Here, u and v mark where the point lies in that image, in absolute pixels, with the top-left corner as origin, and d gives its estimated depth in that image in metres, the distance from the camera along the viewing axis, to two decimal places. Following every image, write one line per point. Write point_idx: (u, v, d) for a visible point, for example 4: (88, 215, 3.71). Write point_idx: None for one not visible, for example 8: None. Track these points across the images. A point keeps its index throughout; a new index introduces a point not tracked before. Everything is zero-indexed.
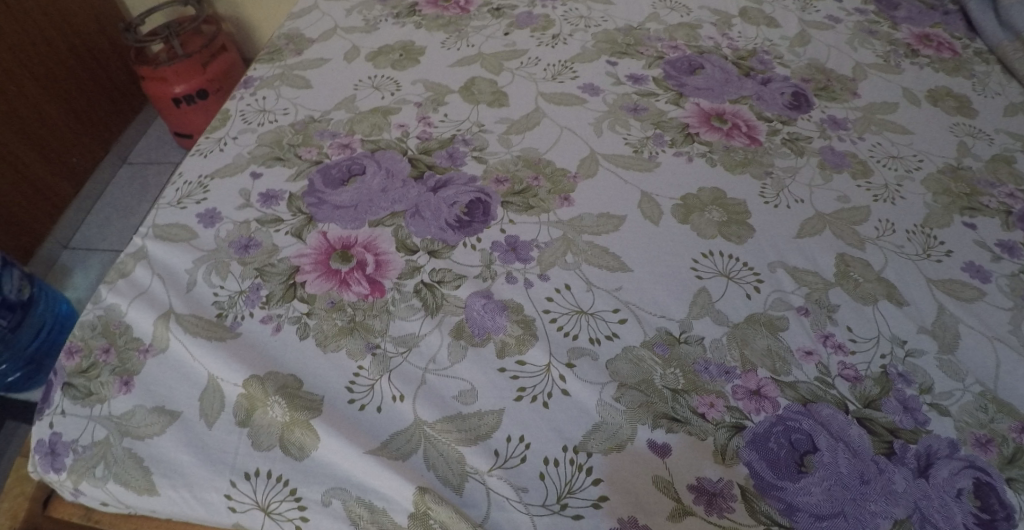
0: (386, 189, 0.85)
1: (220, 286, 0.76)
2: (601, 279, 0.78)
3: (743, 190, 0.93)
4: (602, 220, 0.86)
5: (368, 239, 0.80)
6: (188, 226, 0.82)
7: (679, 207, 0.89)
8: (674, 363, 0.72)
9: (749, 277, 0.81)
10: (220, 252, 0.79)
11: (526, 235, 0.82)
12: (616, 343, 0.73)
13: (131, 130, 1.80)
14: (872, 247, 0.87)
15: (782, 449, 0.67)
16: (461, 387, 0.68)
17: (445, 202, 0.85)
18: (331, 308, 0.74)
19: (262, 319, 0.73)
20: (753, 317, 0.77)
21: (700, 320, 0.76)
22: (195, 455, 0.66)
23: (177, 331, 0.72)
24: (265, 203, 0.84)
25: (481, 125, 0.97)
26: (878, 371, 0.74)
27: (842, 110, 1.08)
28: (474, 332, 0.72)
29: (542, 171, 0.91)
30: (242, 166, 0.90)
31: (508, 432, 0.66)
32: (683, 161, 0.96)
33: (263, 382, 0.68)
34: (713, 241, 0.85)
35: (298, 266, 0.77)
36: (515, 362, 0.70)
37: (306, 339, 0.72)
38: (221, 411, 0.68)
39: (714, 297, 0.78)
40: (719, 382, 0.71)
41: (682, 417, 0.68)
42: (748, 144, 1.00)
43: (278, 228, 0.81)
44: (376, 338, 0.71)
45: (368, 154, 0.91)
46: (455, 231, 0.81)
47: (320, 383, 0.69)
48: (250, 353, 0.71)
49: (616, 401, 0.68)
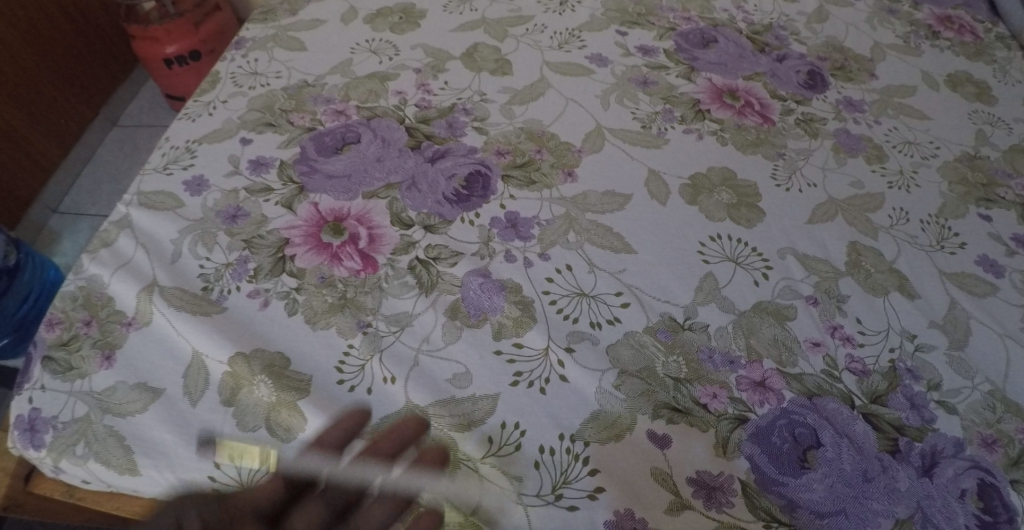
0: (381, 159, 0.81)
1: (206, 258, 0.73)
2: (603, 261, 0.75)
3: (754, 172, 0.89)
4: (606, 199, 0.82)
5: (361, 212, 0.76)
6: (175, 194, 0.78)
7: (686, 187, 0.85)
8: (677, 350, 0.69)
9: (757, 263, 0.78)
10: (207, 222, 0.76)
11: (527, 212, 0.79)
12: (617, 328, 0.70)
13: (123, 90, 1.74)
14: (884, 237, 0.84)
15: (786, 444, 0.65)
16: (455, 370, 0.66)
17: (443, 174, 0.81)
18: (321, 283, 0.71)
19: (249, 293, 0.70)
20: (760, 305, 0.74)
21: (705, 307, 0.73)
22: (179, 435, 0.63)
23: (161, 305, 0.69)
24: (254, 170, 0.81)
25: (482, 94, 0.92)
26: (887, 366, 0.72)
27: (859, 91, 1.04)
28: (470, 313, 0.69)
29: (545, 145, 0.87)
30: (231, 131, 0.85)
31: (503, 418, 0.63)
32: (692, 139, 0.92)
33: (249, 361, 0.66)
34: (721, 224, 0.81)
35: (287, 238, 0.74)
36: (511, 345, 0.68)
37: (295, 315, 0.69)
38: (205, 389, 0.65)
39: (720, 283, 0.75)
40: (722, 372, 0.69)
41: (684, 407, 0.66)
42: (760, 124, 0.96)
43: (267, 198, 0.78)
44: (368, 317, 0.68)
45: (364, 121, 0.86)
46: (452, 206, 0.78)
47: (309, 362, 0.66)
48: (236, 329, 0.68)
49: (616, 389, 0.66)
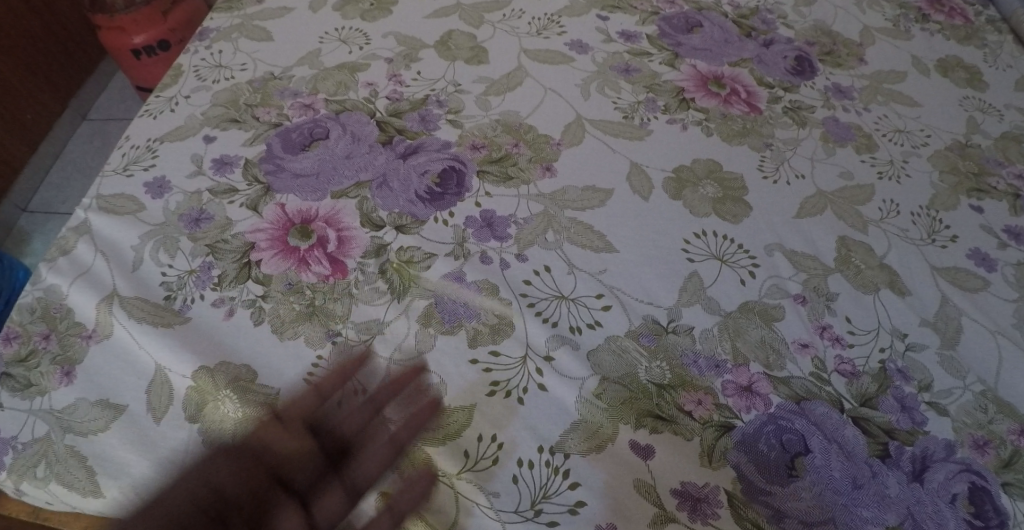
0: (350, 156, 0.78)
1: (169, 265, 0.69)
2: (584, 261, 0.72)
3: (741, 164, 0.86)
4: (587, 194, 0.79)
5: (330, 213, 0.72)
6: (136, 197, 0.74)
7: (671, 180, 0.82)
8: (660, 355, 0.67)
9: (744, 260, 0.75)
10: (169, 226, 0.72)
11: (503, 210, 0.76)
12: (598, 332, 0.67)
13: (91, 82, 1.68)
14: (874, 231, 0.82)
15: (773, 451, 0.64)
16: (429, 380, 0.63)
17: (415, 171, 0.77)
18: (288, 290, 0.67)
19: (213, 302, 0.66)
20: (747, 306, 0.72)
21: (689, 308, 0.70)
22: (143, 454, 0.60)
23: (121, 316, 0.65)
24: (218, 170, 0.77)
25: (457, 85, 0.88)
26: (876, 367, 0.71)
27: (848, 77, 1.01)
28: (445, 320, 0.66)
29: (523, 138, 0.84)
30: (194, 128, 0.81)
31: (480, 431, 0.61)
32: (677, 130, 0.89)
33: (214, 375, 0.62)
34: (706, 219, 0.79)
35: (252, 243, 0.70)
36: (488, 352, 0.65)
37: (261, 325, 0.65)
38: (169, 405, 0.62)
39: (705, 282, 0.73)
40: (708, 377, 0.67)
41: (668, 416, 0.64)
42: (747, 113, 0.93)
43: (231, 199, 0.74)
44: (337, 326, 0.65)
45: (332, 116, 0.82)
46: (426, 204, 0.74)
47: (276, 374, 0.63)
48: (200, 341, 0.64)
49: (597, 398, 0.63)
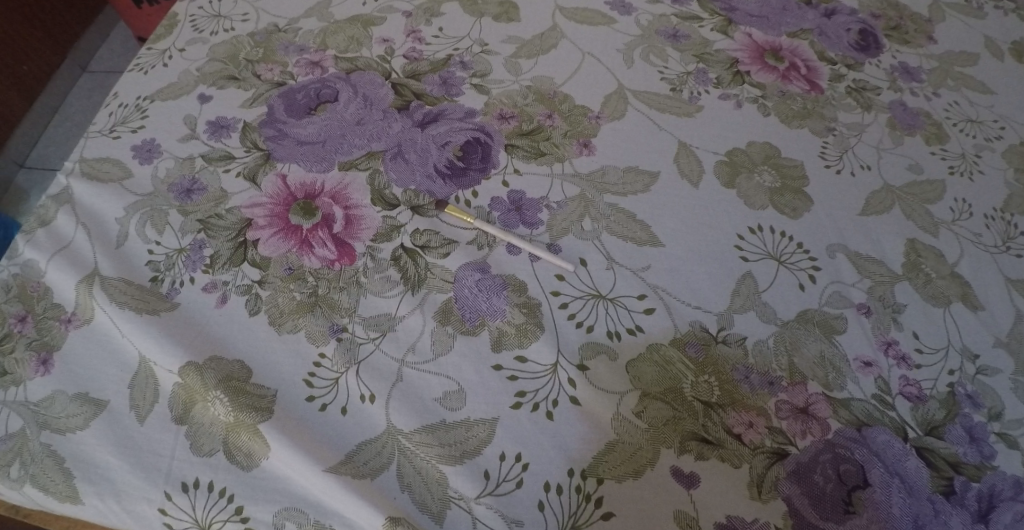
0: (361, 122, 0.68)
1: (156, 242, 0.61)
2: (623, 255, 0.63)
3: (800, 151, 0.77)
4: (628, 178, 0.70)
5: (337, 189, 0.64)
6: (122, 162, 0.66)
7: (723, 165, 0.73)
8: (708, 369, 0.59)
9: (803, 261, 0.67)
10: (158, 197, 0.63)
11: (534, 191, 0.67)
12: (639, 339, 0.59)
13: (93, 30, 1.56)
14: (945, 234, 0.73)
15: (829, 484, 0.57)
16: (446, 387, 0.55)
17: (435, 142, 0.68)
18: (288, 276, 0.59)
19: (204, 286, 0.59)
20: (806, 315, 0.63)
21: (742, 315, 0.62)
22: (125, 458, 0.53)
23: (103, 300, 0.58)
24: (213, 133, 0.68)
25: (484, 45, 0.78)
26: (944, 391, 0.63)
27: (916, 55, 0.90)
28: (465, 318, 0.58)
29: (557, 109, 0.74)
30: (189, 85, 0.72)
31: (502, 449, 0.53)
32: (729, 107, 0.79)
33: (203, 372, 0.55)
34: (762, 212, 0.70)
35: (248, 219, 0.62)
36: (513, 358, 0.57)
37: (257, 315, 0.57)
38: (154, 403, 0.54)
39: (761, 285, 0.64)
40: (761, 396, 0.59)
41: (715, 439, 0.56)
42: (807, 90, 0.83)
43: (228, 168, 0.65)
44: (343, 319, 0.57)
45: (343, 75, 0.73)
46: (446, 182, 0.65)
47: (273, 373, 0.55)
48: (188, 332, 0.57)
49: (636, 417, 0.56)
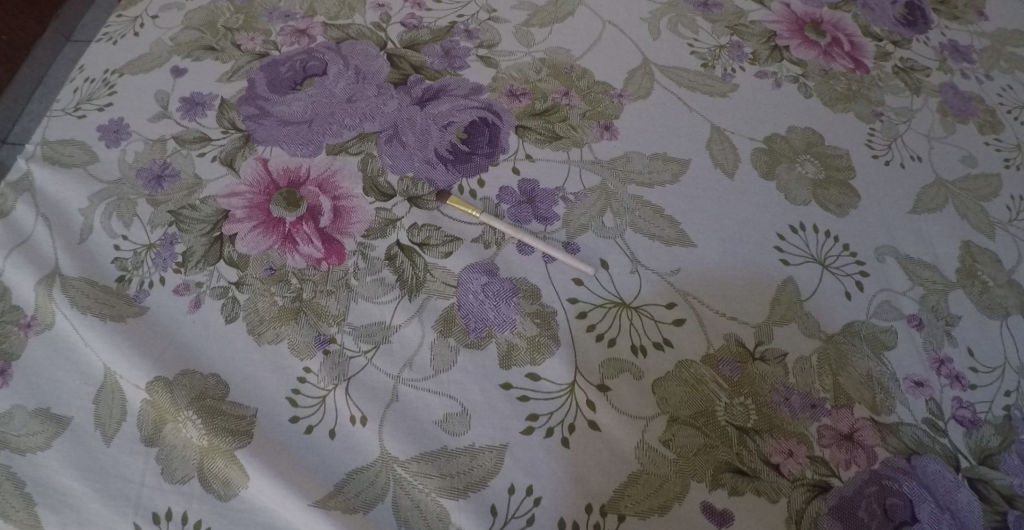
0: (353, 99, 0.61)
1: (123, 236, 0.55)
2: (649, 256, 0.56)
3: (845, 138, 0.69)
4: (656, 166, 0.62)
5: (324, 176, 0.56)
6: (88, 145, 0.59)
7: (761, 153, 0.65)
8: (745, 389, 0.52)
9: (849, 265, 0.59)
10: (126, 184, 0.57)
11: (549, 181, 0.59)
12: (667, 355, 0.52)
13: None
14: (1003, 235, 0.65)
15: (874, 520, 0.51)
16: (447, 409, 0.48)
17: (436, 122, 0.60)
18: (269, 277, 0.52)
19: (175, 288, 0.52)
20: (851, 328, 0.56)
21: (782, 328, 0.55)
22: (90, 483, 0.48)
23: (62, 303, 0.52)
24: (187, 112, 0.61)
25: (492, 10, 0.69)
26: (1000, 416, 0.56)
27: (965, 33, 0.80)
28: (470, 329, 0.51)
29: (575, 85, 0.66)
30: (161, 55, 0.64)
31: (511, 480, 0.47)
32: (767, 87, 0.70)
33: (173, 389, 0.50)
34: (805, 208, 0.62)
35: (225, 210, 0.55)
36: (525, 375, 0.50)
37: (234, 322, 0.51)
38: (121, 422, 0.49)
39: (803, 293, 0.57)
40: (802, 421, 0.52)
41: (751, 470, 0.50)
42: (852, 69, 0.74)
43: (202, 151, 0.59)
44: (330, 328, 0.50)
45: (333, 45, 0.65)
46: (448, 168, 0.58)
47: (252, 389, 0.49)
48: (157, 342, 0.51)
49: (664, 445, 0.49)
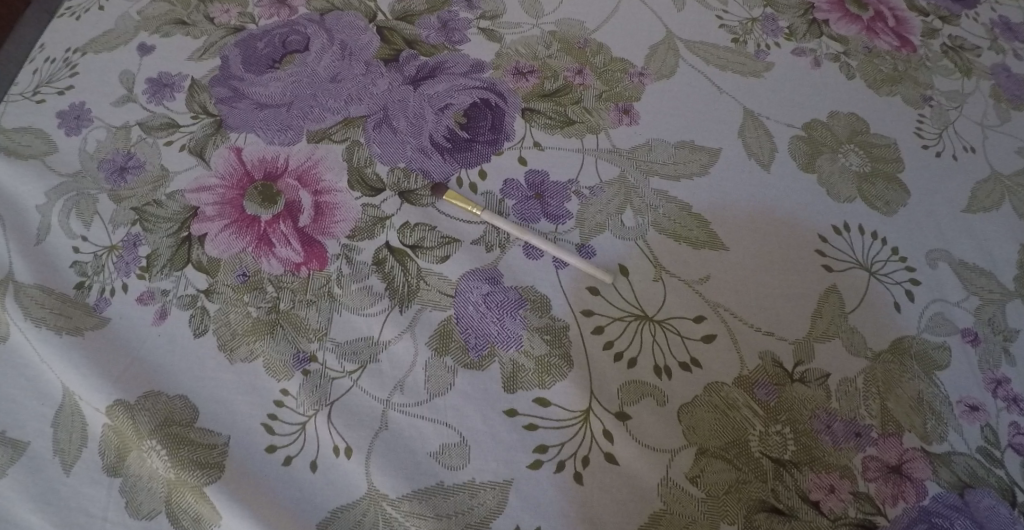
0: (338, 79, 0.54)
1: (82, 236, 0.49)
2: (674, 261, 0.49)
3: (892, 125, 0.60)
4: (683, 155, 0.54)
5: (303, 167, 0.50)
6: (46, 133, 0.53)
7: (801, 141, 0.56)
8: (782, 416, 0.46)
9: (898, 272, 0.52)
10: (87, 177, 0.51)
11: (560, 173, 0.52)
12: (695, 377, 0.46)
13: None
14: None
15: None
16: (444, 439, 0.43)
17: (432, 104, 0.53)
18: (242, 284, 0.47)
19: (139, 297, 0.47)
20: (900, 345, 0.50)
21: (823, 345, 0.48)
22: (46, 516, 0.43)
23: (15, 314, 0.47)
24: (154, 94, 0.54)
25: None
26: None
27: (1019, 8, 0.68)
28: (469, 346, 0.45)
29: (590, 62, 0.58)
30: (127, 32, 0.57)
31: (517, 521, 0.41)
32: (805, 66, 0.61)
33: (136, 415, 0.45)
34: (850, 206, 0.54)
35: (194, 207, 0.49)
36: (532, 401, 0.44)
37: (203, 336, 0.46)
38: (82, 449, 0.44)
39: (847, 305, 0.50)
40: (845, 452, 0.46)
41: (788, 508, 0.44)
42: (897, 48, 0.64)
43: (170, 138, 0.52)
44: (310, 345, 0.45)
45: (316, 17, 0.57)
46: (445, 157, 0.51)
47: (224, 413, 0.44)
48: (119, 359, 0.46)
49: (691, 483, 0.43)
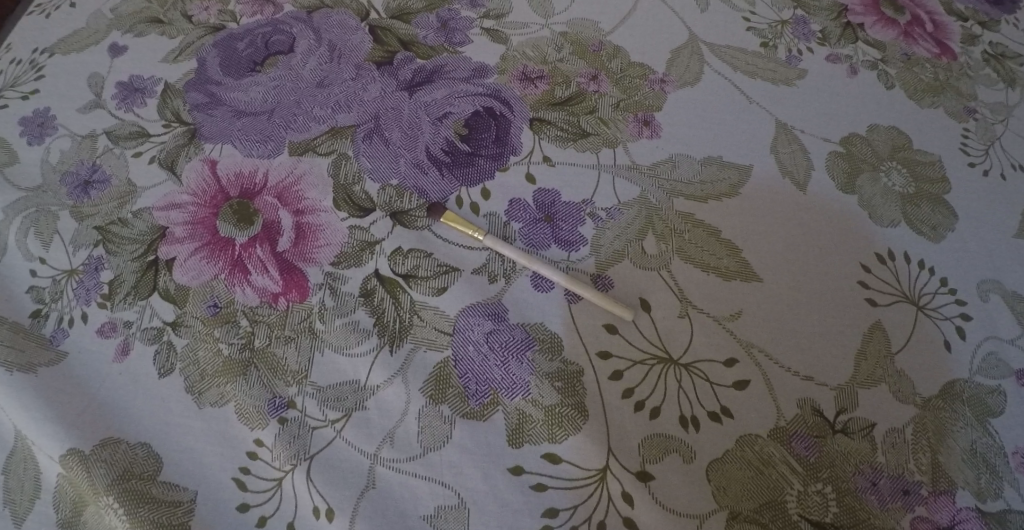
0: (325, 84, 0.48)
1: (40, 258, 0.44)
2: (699, 294, 0.44)
3: (936, 140, 0.53)
4: (708, 173, 0.48)
5: (284, 183, 0.45)
6: (6, 141, 0.48)
7: (839, 158, 0.50)
8: (823, 473, 0.40)
9: (948, 306, 0.46)
10: (48, 191, 0.46)
11: (570, 191, 0.46)
12: (724, 429, 0.41)
13: None
14: None
15: None
16: (439, 500, 0.38)
17: (430, 114, 0.47)
18: (213, 317, 0.41)
19: (100, 329, 0.42)
20: (951, 390, 0.44)
21: (868, 391, 0.43)
22: None
23: None
24: (123, 100, 0.49)
25: None
26: None
27: None
28: (469, 393, 0.40)
29: (604, 67, 0.52)
30: (100, 31, 0.52)
31: None
32: (841, 75, 0.54)
33: (92, 468, 0.39)
34: (893, 232, 0.48)
35: (163, 227, 0.44)
36: (540, 456, 0.39)
37: (168, 376, 0.40)
38: (33, 502, 0.39)
39: (894, 345, 0.44)
40: (893, 514, 0.40)
41: None
42: (937, 54, 0.56)
43: (139, 149, 0.47)
44: (289, 390, 0.40)
45: (303, 15, 0.52)
46: (442, 173, 0.46)
47: (191, 464, 0.39)
48: (77, 400, 0.40)
49: None
